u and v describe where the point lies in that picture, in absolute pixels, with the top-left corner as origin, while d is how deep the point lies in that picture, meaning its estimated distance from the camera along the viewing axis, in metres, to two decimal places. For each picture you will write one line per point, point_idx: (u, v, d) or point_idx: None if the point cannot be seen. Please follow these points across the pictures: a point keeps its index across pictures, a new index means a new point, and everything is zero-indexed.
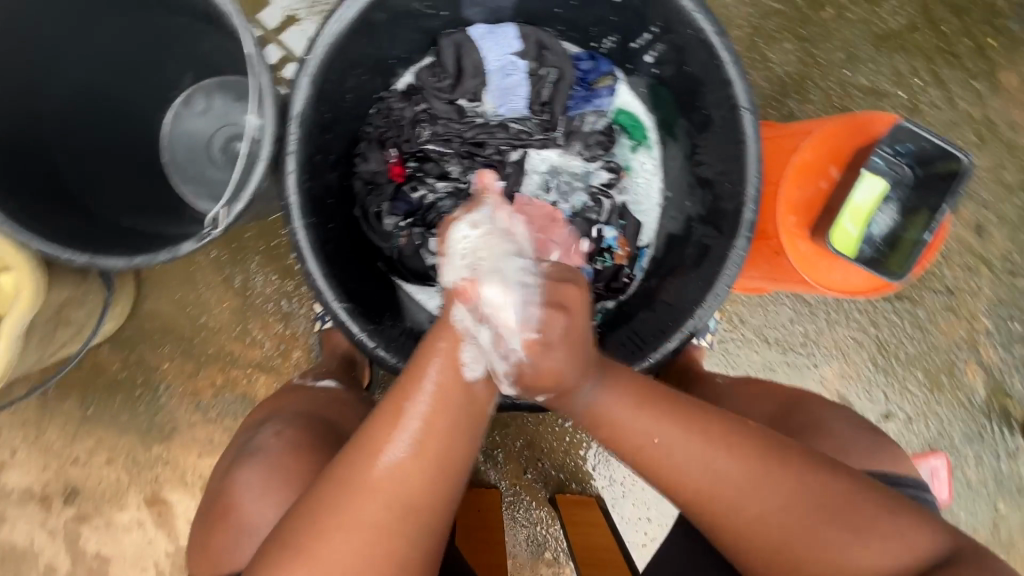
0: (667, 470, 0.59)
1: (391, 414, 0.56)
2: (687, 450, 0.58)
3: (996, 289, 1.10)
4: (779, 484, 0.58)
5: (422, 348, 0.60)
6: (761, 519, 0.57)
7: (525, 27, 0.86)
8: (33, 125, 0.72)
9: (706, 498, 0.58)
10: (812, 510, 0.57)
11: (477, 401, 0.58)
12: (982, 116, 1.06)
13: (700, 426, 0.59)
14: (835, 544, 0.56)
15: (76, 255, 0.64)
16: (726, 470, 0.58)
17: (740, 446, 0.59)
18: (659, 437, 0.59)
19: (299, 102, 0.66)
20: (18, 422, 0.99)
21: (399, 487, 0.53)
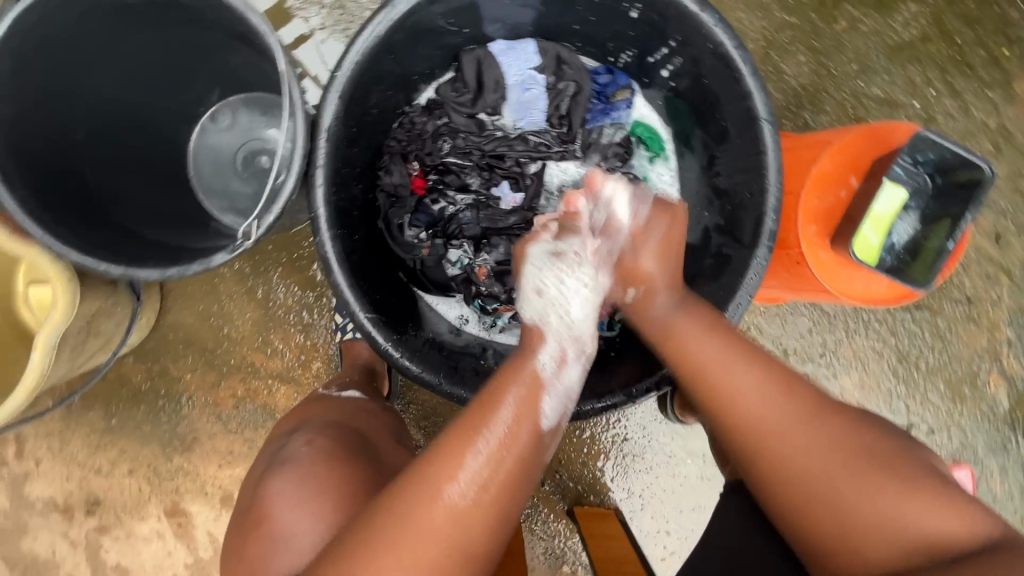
0: (727, 381, 0.64)
1: (462, 445, 0.56)
2: (744, 378, 0.63)
3: (1017, 299, 1.09)
4: (826, 437, 0.59)
5: (492, 386, 0.61)
6: (799, 451, 0.59)
7: (544, 42, 0.88)
8: (68, 142, 0.74)
9: (755, 419, 0.62)
10: (858, 462, 0.57)
11: (541, 450, 0.60)
12: (998, 125, 1.07)
13: (765, 367, 0.64)
14: (876, 499, 0.55)
15: (111, 266, 0.66)
16: (772, 398, 0.62)
17: (799, 397, 0.62)
18: (718, 353, 0.65)
19: (328, 116, 0.68)
20: (43, 432, 1.00)
21: (463, 525, 0.53)
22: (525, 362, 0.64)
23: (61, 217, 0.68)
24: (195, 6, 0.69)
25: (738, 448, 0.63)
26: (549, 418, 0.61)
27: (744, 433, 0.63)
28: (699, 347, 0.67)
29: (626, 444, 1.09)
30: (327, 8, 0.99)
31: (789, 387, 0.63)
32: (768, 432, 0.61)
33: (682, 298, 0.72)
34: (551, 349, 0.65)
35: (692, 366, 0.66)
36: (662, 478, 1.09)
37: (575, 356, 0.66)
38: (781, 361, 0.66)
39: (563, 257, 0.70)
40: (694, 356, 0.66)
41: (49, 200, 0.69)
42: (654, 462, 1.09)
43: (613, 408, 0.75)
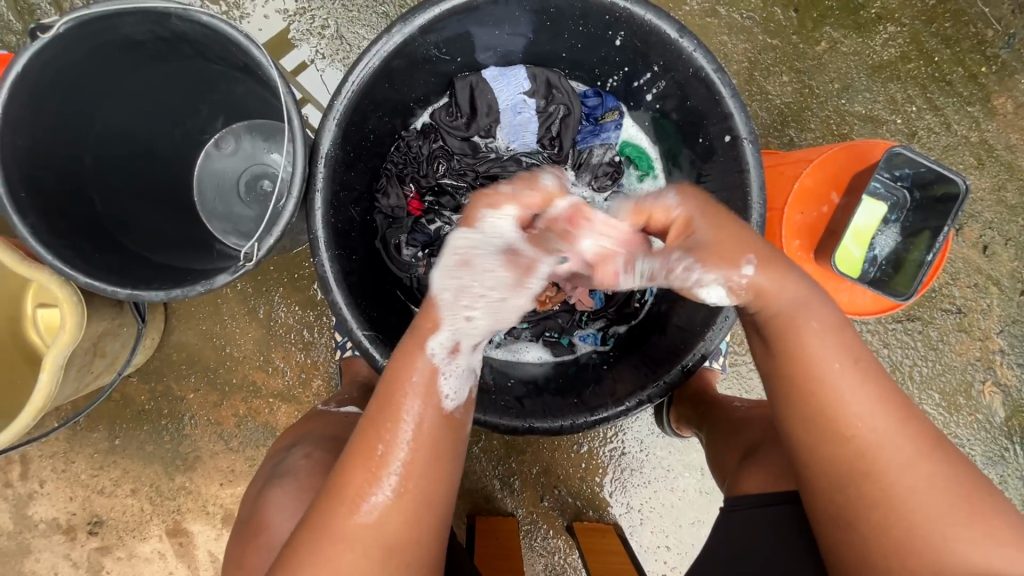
0: (834, 378, 0.55)
1: (365, 460, 0.54)
2: (865, 399, 0.54)
3: (1007, 308, 1.11)
4: (937, 474, 0.53)
5: (386, 390, 0.57)
6: (906, 486, 0.52)
7: (535, 68, 0.91)
8: (78, 170, 0.76)
9: (861, 438, 0.54)
10: (962, 501, 0.52)
11: (455, 429, 0.58)
12: (979, 139, 1.10)
13: (893, 394, 0.55)
14: (960, 527, 0.51)
15: (118, 288, 0.68)
16: (892, 422, 0.54)
17: (913, 430, 0.54)
18: (827, 345, 0.55)
19: (327, 142, 0.71)
20: (47, 453, 1.01)
21: (384, 527, 0.53)
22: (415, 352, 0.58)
23: (70, 242, 0.71)
24: (200, 41, 0.72)
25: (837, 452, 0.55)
26: (453, 399, 0.58)
27: (833, 444, 0.55)
28: (826, 358, 0.55)
29: (624, 458, 1.10)
30: (327, 38, 1.02)
31: (890, 413, 0.54)
32: (876, 452, 0.53)
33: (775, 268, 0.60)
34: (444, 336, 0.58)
35: (813, 377, 0.55)
36: (661, 493, 1.10)
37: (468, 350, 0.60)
38: (898, 388, 0.56)
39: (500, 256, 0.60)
40: (820, 365, 0.55)
41: (58, 225, 0.71)
42: (652, 476, 1.10)
43: (604, 421, 0.76)
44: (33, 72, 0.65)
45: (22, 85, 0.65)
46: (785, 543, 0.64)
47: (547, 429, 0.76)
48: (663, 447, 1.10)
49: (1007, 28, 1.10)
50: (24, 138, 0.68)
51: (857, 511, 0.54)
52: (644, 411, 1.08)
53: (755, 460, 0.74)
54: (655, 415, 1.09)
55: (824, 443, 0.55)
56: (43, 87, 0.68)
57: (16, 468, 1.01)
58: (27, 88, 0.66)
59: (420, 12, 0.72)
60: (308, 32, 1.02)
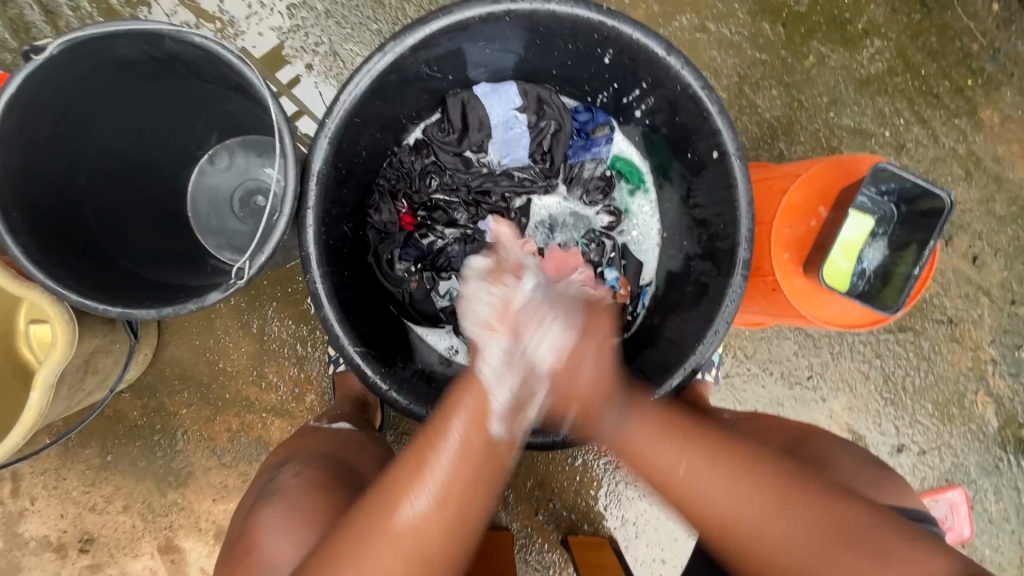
0: (696, 505, 0.64)
1: (416, 463, 0.59)
2: (713, 483, 0.64)
3: (997, 318, 1.13)
4: (798, 524, 0.60)
5: (445, 404, 0.64)
6: (782, 543, 0.60)
7: (525, 84, 0.92)
8: (72, 188, 0.76)
9: (712, 514, 0.63)
10: (836, 538, 0.58)
11: (499, 456, 0.63)
12: (967, 152, 1.11)
13: (727, 461, 0.65)
14: (835, 566, 0.57)
15: (109, 306, 0.68)
16: (730, 492, 0.63)
17: (760, 481, 0.63)
18: (668, 464, 0.67)
19: (319, 160, 0.71)
20: (38, 469, 1.00)
21: (420, 536, 0.56)
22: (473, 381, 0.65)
23: (62, 260, 0.71)
24: (194, 61, 0.73)
25: (718, 541, 0.64)
26: (502, 422, 0.64)
27: (708, 532, 0.64)
28: (672, 466, 0.66)
29: (618, 471, 1.09)
30: (321, 55, 1.04)
31: (738, 475, 0.64)
32: (739, 530, 0.62)
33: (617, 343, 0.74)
34: (493, 361, 0.66)
35: (671, 485, 0.66)
36: (655, 505, 1.09)
37: (513, 371, 0.66)
38: (737, 443, 0.67)
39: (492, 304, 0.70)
40: (671, 476, 0.66)
41: (51, 244, 0.71)
42: (647, 489, 1.09)
43: None
44: (27, 92, 0.66)
45: (15, 105, 0.65)
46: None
47: (539, 443, 0.73)
48: None
49: (992, 43, 1.11)
50: (16, 157, 0.68)
51: (756, 572, 0.61)
52: None
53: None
54: None
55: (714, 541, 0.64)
56: (36, 107, 0.68)
57: (7, 485, 1.01)
58: (20, 109, 0.66)
59: (411, 32, 0.73)
60: (301, 49, 1.03)
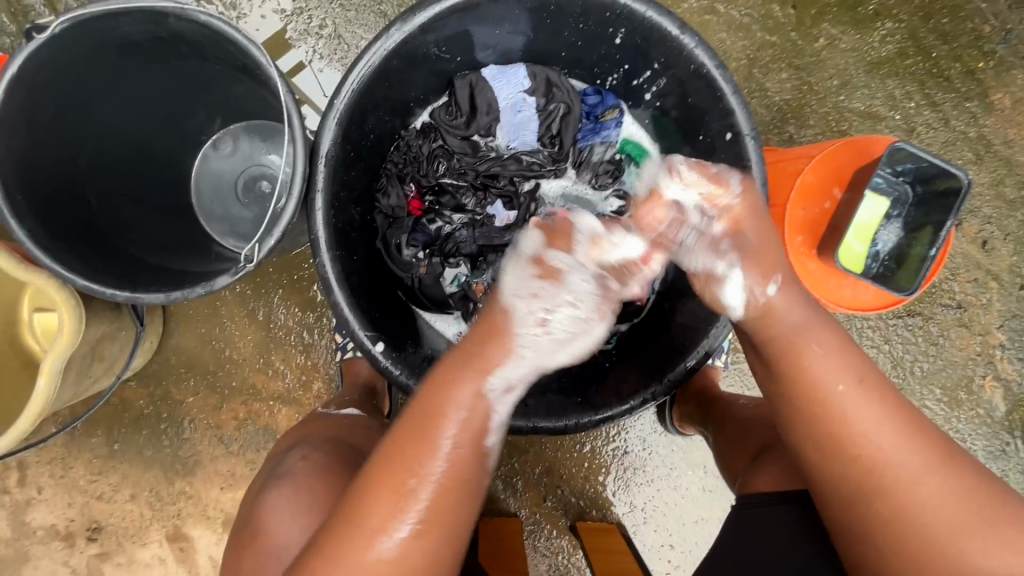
0: (848, 427, 0.57)
1: (393, 491, 0.55)
2: (873, 418, 0.57)
3: (1006, 303, 1.13)
4: (947, 486, 0.55)
5: (424, 417, 0.58)
6: (921, 500, 0.55)
7: (535, 66, 0.91)
8: (76, 174, 0.75)
9: (867, 441, 0.57)
10: (977, 510, 0.55)
11: (482, 467, 0.59)
12: (978, 135, 1.11)
13: (892, 405, 0.58)
14: (972, 538, 0.54)
15: (118, 291, 0.67)
16: (890, 436, 0.57)
17: (921, 439, 0.57)
18: (841, 373, 0.59)
19: (327, 141, 0.70)
20: (45, 458, 1.00)
21: (401, 562, 0.54)
22: (463, 384, 0.59)
23: (68, 245, 0.70)
24: (199, 41, 0.71)
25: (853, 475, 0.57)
26: (492, 436, 0.60)
27: (845, 453, 0.58)
28: (834, 382, 0.59)
29: (626, 457, 1.09)
30: (325, 38, 1.02)
31: (893, 412, 0.58)
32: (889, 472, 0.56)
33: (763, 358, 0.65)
34: (508, 373, 0.60)
35: (824, 401, 0.59)
36: (664, 491, 1.09)
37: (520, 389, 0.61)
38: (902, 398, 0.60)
39: (586, 309, 0.61)
40: (830, 392, 0.59)
41: (55, 227, 0.70)
42: (656, 474, 1.09)
43: (608, 420, 0.76)
44: (29, 75, 0.64)
45: (18, 88, 0.64)
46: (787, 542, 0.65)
47: (551, 429, 0.75)
48: (667, 446, 1.09)
49: (1004, 24, 1.10)
50: (19, 140, 0.67)
51: (883, 517, 0.56)
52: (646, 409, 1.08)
53: (766, 461, 0.73)
54: (658, 413, 1.09)
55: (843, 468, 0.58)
56: (39, 90, 0.66)
57: (13, 474, 1.00)
58: (22, 91, 0.65)
59: (420, 11, 0.71)
60: (305, 32, 1.02)
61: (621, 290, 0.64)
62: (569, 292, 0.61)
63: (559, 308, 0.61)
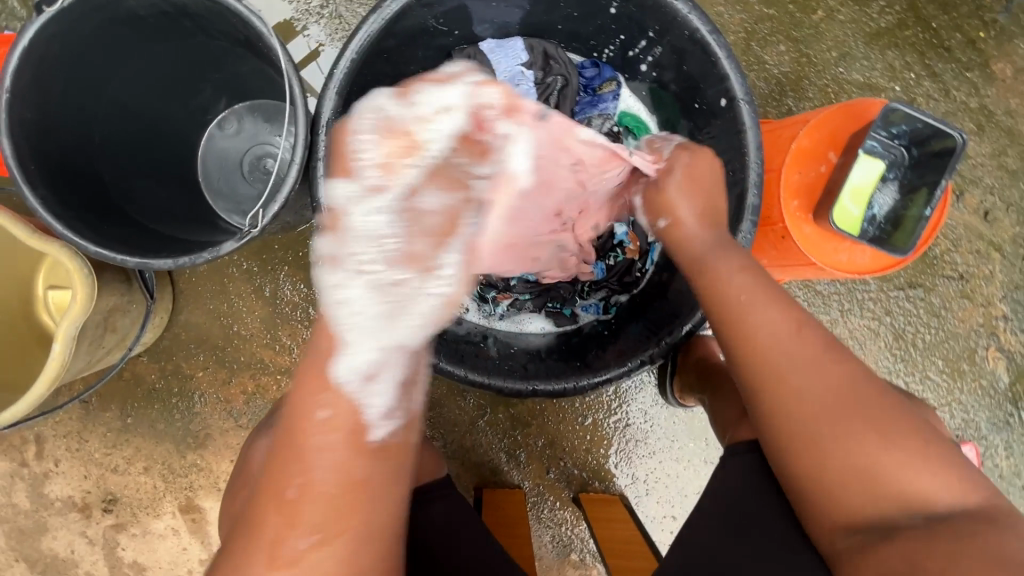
0: (743, 319, 0.64)
1: (278, 504, 0.54)
2: (768, 315, 0.64)
3: (1009, 274, 1.13)
4: (838, 380, 0.59)
5: (297, 429, 0.57)
6: (805, 392, 0.59)
7: (531, 39, 0.92)
8: (86, 148, 0.77)
9: (770, 356, 0.62)
10: (861, 410, 0.58)
11: (385, 462, 0.58)
12: (979, 105, 1.10)
13: (789, 308, 0.64)
14: (852, 435, 0.57)
15: (127, 257, 0.69)
16: (785, 332, 0.63)
17: (814, 339, 0.62)
18: (746, 293, 0.66)
19: (327, 111, 0.72)
20: (61, 432, 1.03)
21: (310, 571, 0.53)
22: (313, 381, 0.58)
23: (79, 214, 0.72)
24: (202, 15, 0.73)
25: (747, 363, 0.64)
26: (377, 428, 0.58)
27: (756, 360, 0.63)
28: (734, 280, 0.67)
29: (628, 429, 1.11)
30: (326, 18, 1.03)
31: (796, 329, 0.63)
32: (783, 363, 0.61)
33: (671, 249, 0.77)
34: (353, 356, 0.59)
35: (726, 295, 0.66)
36: (666, 463, 1.11)
37: (391, 367, 0.61)
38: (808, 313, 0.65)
39: (388, 262, 0.59)
40: (730, 286, 0.67)
41: (67, 197, 0.72)
42: (658, 446, 1.11)
43: (606, 382, 0.77)
44: (40, 48, 0.67)
45: (30, 61, 0.66)
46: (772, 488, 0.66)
47: (550, 391, 0.77)
48: (668, 419, 1.11)
49: None
50: (32, 112, 0.69)
51: (776, 408, 0.61)
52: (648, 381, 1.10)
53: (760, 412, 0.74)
54: (659, 386, 1.10)
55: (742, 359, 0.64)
56: (50, 63, 0.69)
57: (32, 447, 1.03)
58: (33, 65, 0.67)
59: None
60: (306, 12, 1.03)
61: (443, 203, 0.60)
62: (362, 248, 0.59)
63: (371, 275, 0.59)
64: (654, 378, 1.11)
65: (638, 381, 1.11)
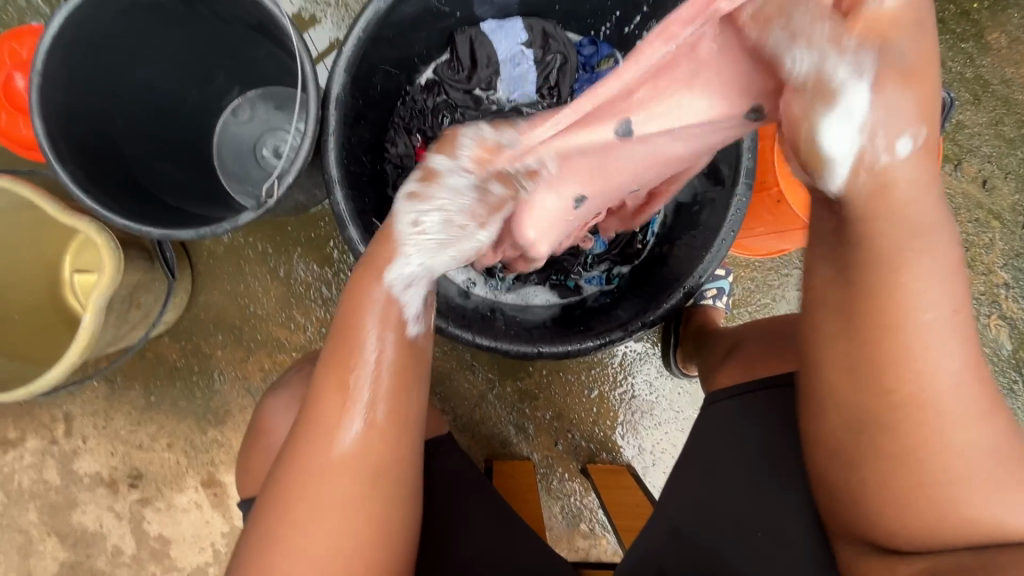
0: (916, 362, 0.46)
1: (337, 388, 0.57)
2: (948, 356, 0.46)
3: (1009, 242, 1.14)
4: (989, 439, 0.47)
5: (341, 328, 0.59)
6: (963, 451, 0.47)
7: (530, 19, 0.95)
8: (110, 130, 0.82)
9: (931, 398, 0.46)
10: (1011, 470, 0.48)
11: (418, 354, 0.61)
12: (974, 75, 1.12)
13: (975, 342, 0.46)
14: (997, 498, 0.47)
15: (151, 229, 0.73)
16: (962, 378, 0.46)
17: (984, 382, 0.47)
18: (937, 329, 0.45)
19: (337, 86, 0.75)
20: (89, 410, 1.08)
21: (365, 452, 0.57)
22: (369, 283, 0.60)
23: (106, 191, 0.76)
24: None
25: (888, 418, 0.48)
26: (413, 326, 0.61)
27: (910, 410, 0.47)
28: (926, 306, 0.45)
29: (634, 401, 1.13)
30: (333, 6, 1.07)
31: (969, 376, 0.46)
32: (943, 421, 0.47)
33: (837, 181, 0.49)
34: (404, 267, 0.60)
35: (904, 326, 0.46)
36: (670, 433, 1.14)
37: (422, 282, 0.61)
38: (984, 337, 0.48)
39: (460, 212, 0.61)
40: (915, 319, 0.45)
41: (94, 175, 0.76)
42: (663, 418, 1.13)
43: (608, 343, 0.81)
44: (67, 32, 0.71)
45: (59, 45, 0.70)
46: (758, 433, 0.71)
47: (553, 353, 0.80)
48: (672, 390, 1.13)
49: None
50: (61, 94, 0.73)
51: (921, 468, 0.48)
52: (650, 353, 1.13)
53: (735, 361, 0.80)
54: (663, 357, 1.13)
55: (888, 407, 0.48)
56: (77, 47, 0.73)
57: (61, 425, 1.08)
58: (62, 50, 0.71)
59: None
60: (314, 1, 1.07)
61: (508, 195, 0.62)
62: (442, 196, 0.62)
63: (432, 209, 0.61)
64: (659, 350, 1.13)
65: (642, 353, 1.13)
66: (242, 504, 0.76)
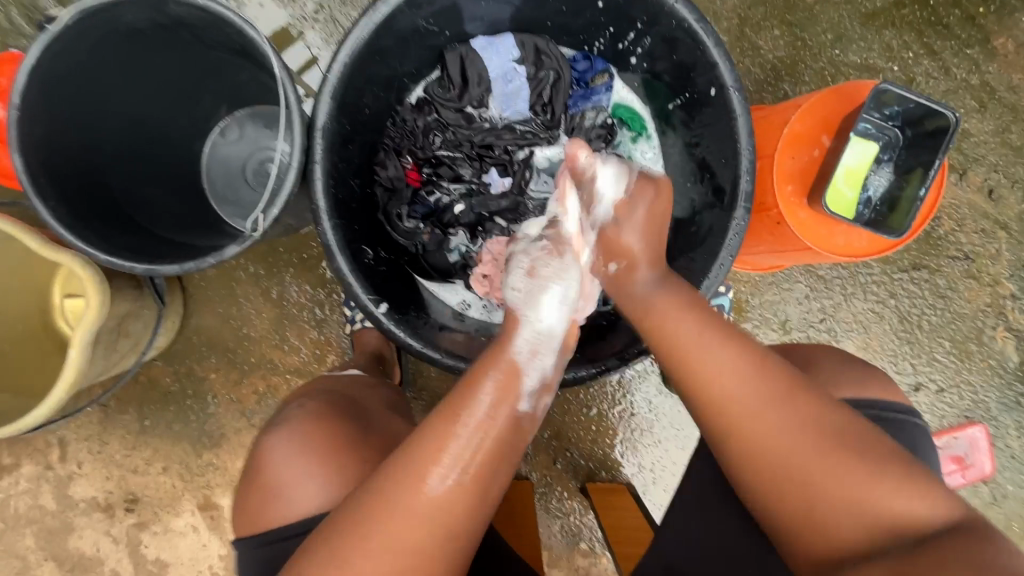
0: (695, 367, 0.62)
1: (446, 427, 0.57)
2: (719, 355, 0.61)
3: (1016, 252, 1.11)
4: (801, 413, 0.58)
5: (467, 377, 0.61)
6: (777, 439, 0.58)
7: (522, 35, 0.92)
8: (95, 159, 0.80)
9: (728, 389, 0.60)
10: (830, 437, 0.57)
11: (523, 432, 0.61)
12: (980, 82, 1.09)
13: (730, 344, 0.62)
14: (834, 475, 0.56)
15: (136, 264, 0.72)
16: (739, 370, 0.60)
17: (770, 372, 0.60)
18: (692, 338, 0.63)
19: (322, 115, 0.73)
20: (83, 435, 1.07)
21: (448, 509, 0.55)
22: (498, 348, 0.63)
23: (89, 224, 0.75)
24: (199, 26, 0.75)
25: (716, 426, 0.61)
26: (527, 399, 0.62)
27: (724, 413, 0.60)
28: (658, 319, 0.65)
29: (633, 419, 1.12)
30: (321, 22, 1.05)
31: (746, 372, 0.60)
32: (755, 412, 0.59)
33: (661, 274, 0.70)
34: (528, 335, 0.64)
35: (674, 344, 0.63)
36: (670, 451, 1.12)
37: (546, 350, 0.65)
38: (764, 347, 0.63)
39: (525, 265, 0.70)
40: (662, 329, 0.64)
41: (76, 208, 0.75)
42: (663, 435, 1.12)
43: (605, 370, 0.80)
44: (43, 64, 0.69)
45: (36, 76, 0.69)
46: None
47: None
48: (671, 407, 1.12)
49: None
50: (41, 126, 0.72)
51: (755, 456, 0.59)
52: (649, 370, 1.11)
53: None
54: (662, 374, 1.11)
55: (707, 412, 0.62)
56: (54, 78, 0.71)
57: (55, 450, 1.07)
58: (39, 82, 0.69)
59: None
60: (302, 17, 1.05)
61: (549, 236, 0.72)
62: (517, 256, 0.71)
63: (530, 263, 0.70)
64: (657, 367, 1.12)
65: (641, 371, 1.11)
66: (234, 548, 0.72)
